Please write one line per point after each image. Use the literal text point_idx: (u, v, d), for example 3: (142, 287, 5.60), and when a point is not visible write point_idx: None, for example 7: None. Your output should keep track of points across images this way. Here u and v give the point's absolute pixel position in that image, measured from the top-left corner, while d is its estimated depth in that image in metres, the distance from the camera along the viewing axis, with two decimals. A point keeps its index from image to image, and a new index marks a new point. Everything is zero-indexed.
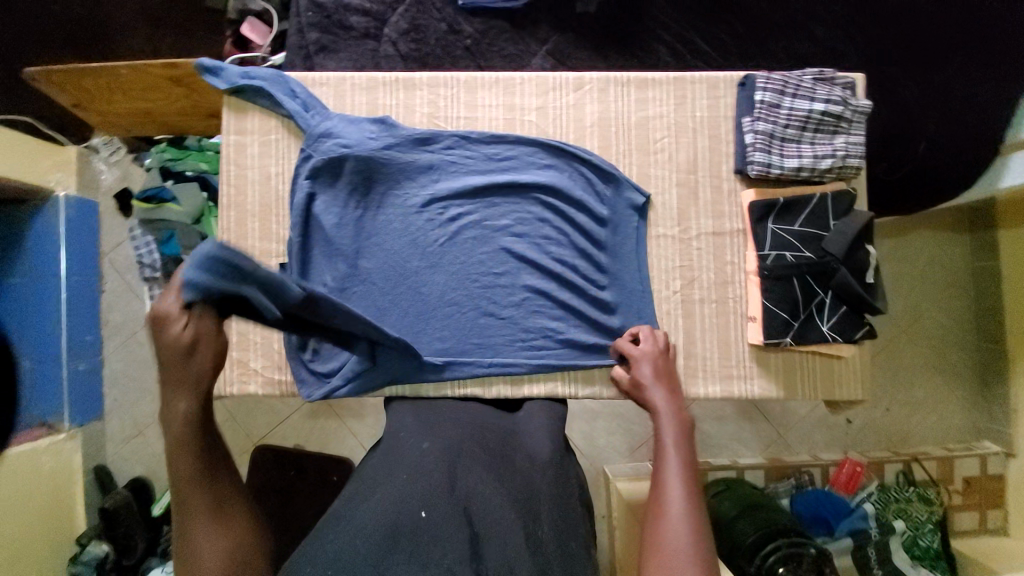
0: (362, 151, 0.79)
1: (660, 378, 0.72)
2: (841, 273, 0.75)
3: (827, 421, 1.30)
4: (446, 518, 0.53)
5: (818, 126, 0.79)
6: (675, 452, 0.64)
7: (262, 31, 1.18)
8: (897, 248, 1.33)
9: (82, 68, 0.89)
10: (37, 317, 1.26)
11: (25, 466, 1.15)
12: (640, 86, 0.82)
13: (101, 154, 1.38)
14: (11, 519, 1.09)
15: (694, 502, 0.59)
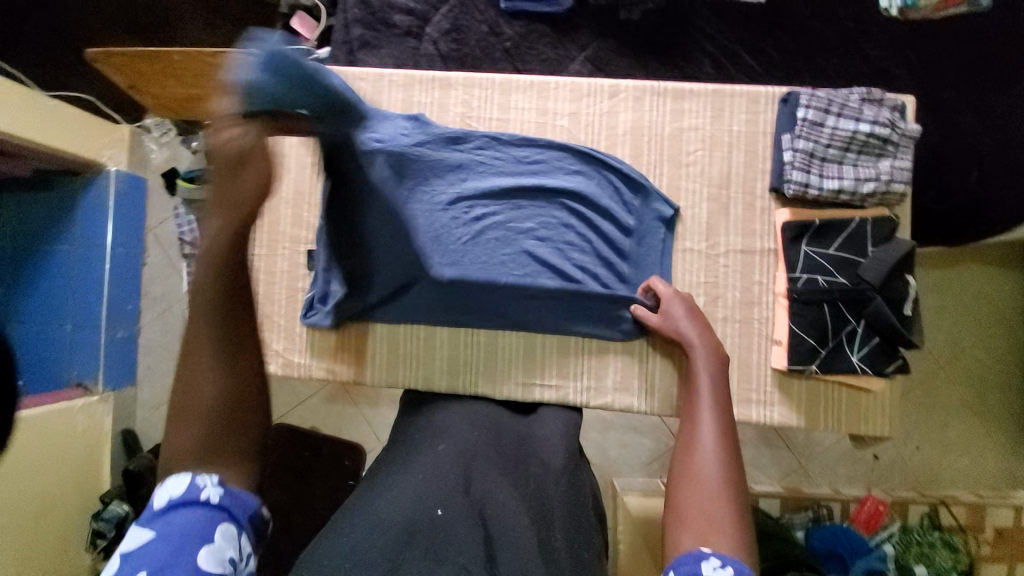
0: (394, 147, 0.79)
1: (694, 318, 0.73)
2: (876, 302, 0.72)
3: (851, 455, 1.25)
4: (463, 518, 0.54)
5: (862, 148, 0.76)
6: (709, 388, 0.68)
7: (310, 25, 1.21)
8: (941, 280, 1.26)
9: (138, 53, 0.93)
10: (84, 285, 1.35)
11: (62, 424, 1.22)
12: (676, 97, 0.81)
13: (151, 133, 1.44)
14: (45, 473, 1.16)
15: (726, 433, 0.63)
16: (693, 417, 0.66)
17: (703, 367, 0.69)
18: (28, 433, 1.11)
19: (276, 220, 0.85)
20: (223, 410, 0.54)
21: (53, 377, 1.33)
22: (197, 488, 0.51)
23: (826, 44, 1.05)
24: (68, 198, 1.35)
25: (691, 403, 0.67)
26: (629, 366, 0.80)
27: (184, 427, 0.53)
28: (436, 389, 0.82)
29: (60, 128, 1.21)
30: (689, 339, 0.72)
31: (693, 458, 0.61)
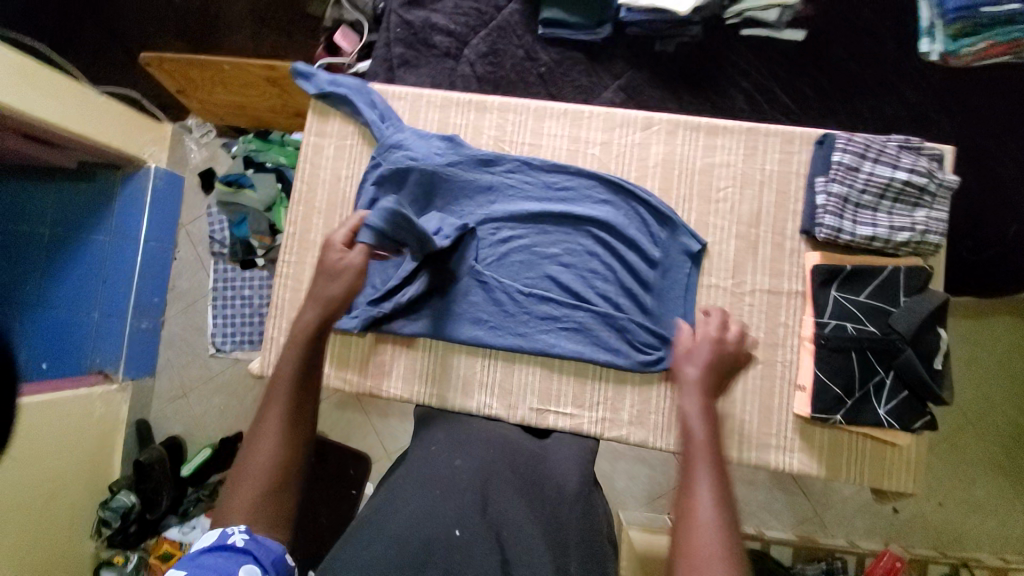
0: (428, 166, 0.82)
1: (709, 360, 0.65)
2: (906, 355, 0.70)
3: (870, 506, 1.20)
4: (479, 539, 0.54)
5: (897, 196, 0.76)
6: (706, 442, 0.59)
7: (352, 40, 1.25)
8: (972, 331, 1.22)
9: (190, 59, 0.97)
10: (115, 272, 1.37)
11: (79, 409, 1.25)
12: (710, 133, 0.81)
13: (193, 134, 1.51)
14: (57, 455, 1.18)
15: (725, 501, 0.55)
16: (689, 478, 0.57)
17: (700, 417, 0.61)
18: (41, 414, 1.13)
19: (308, 230, 0.87)
20: (274, 473, 0.59)
21: (74, 363, 1.34)
22: (225, 534, 0.54)
23: (861, 87, 1.05)
24: (107, 190, 1.38)
25: (689, 462, 0.59)
26: (647, 400, 0.78)
27: (239, 492, 0.58)
28: (449, 406, 0.82)
29: (102, 122, 1.24)
30: (691, 373, 0.65)
31: (689, 533, 0.52)
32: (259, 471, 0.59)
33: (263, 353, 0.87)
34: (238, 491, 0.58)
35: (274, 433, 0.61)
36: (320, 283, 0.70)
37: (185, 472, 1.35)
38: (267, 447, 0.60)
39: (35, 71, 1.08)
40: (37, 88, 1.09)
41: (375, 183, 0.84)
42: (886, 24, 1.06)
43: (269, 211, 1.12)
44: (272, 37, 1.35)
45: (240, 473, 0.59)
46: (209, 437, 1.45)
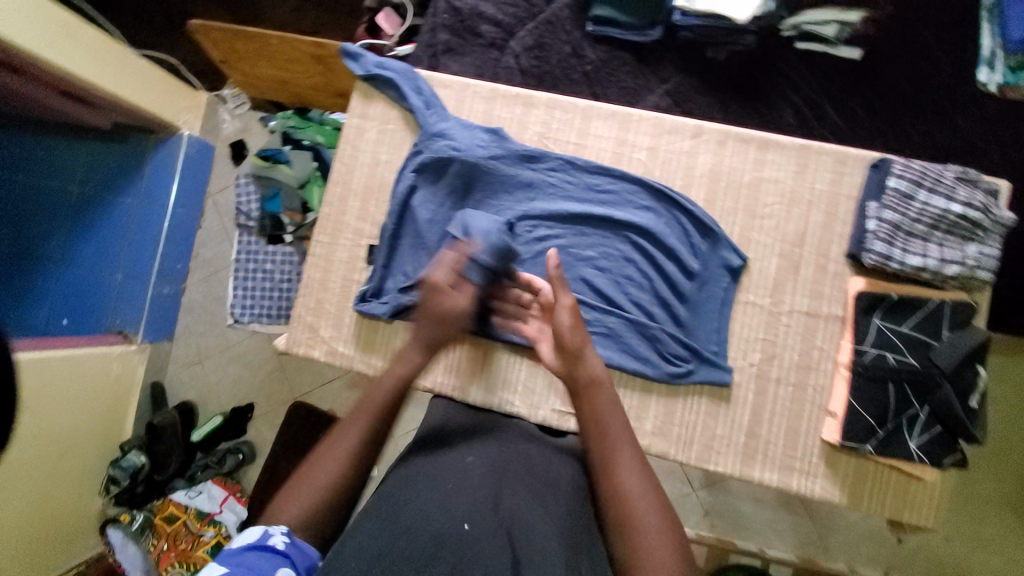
0: (470, 157, 0.81)
1: (578, 324, 0.70)
2: (944, 390, 0.68)
3: (876, 535, 1.18)
4: (490, 535, 0.51)
5: (950, 228, 0.74)
6: (614, 418, 0.65)
7: (394, 22, 1.25)
8: (1002, 368, 1.19)
9: (238, 30, 0.98)
10: (140, 236, 1.39)
11: (97, 368, 1.27)
12: (761, 147, 0.79)
13: (227, 104, 1.51)
14: (71, 411, 1.19)
15: (645, 467, 0.61)
16: (611, 458, 0.62)
17: (606, 394, 0.66)
18: (60, 369, 1.16)
19: (343, 211, 0.87)
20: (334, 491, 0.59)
21: (96, 324, 1.36)
22: (267, 535, 0.55)
23: (914, 110, 1.03)
24: (138, 154, 1.40)
25: (606, 443, 0.63)
26: (672, 412, 0.77)
27: (297, 497, 0.58)
28: (470, 400, 0.81)
29: (141, 87, 1.27)
30: (571, 344, 0.69)
31: (629, 508, 0.58)
32: (321, 485, 0.59)
33: (289, 331, 0.87)
34: (295, 497, 0.58)
35: (344, 454, 0.61)
36: (423, 321, 0.70)
37: (196, 437, 1.37)
38: (335, 463, 0.60)
39: (77, 28, 1.10)
40: (77, 45, 1.10)
41: (415, 170, 0.83)
42: (945, 49, 1.04)
43: (302, 189, 1.12)
44: (315, 12, 1.34)
45: (301, 480, 0.60)
46: (221, 406, 1.46)
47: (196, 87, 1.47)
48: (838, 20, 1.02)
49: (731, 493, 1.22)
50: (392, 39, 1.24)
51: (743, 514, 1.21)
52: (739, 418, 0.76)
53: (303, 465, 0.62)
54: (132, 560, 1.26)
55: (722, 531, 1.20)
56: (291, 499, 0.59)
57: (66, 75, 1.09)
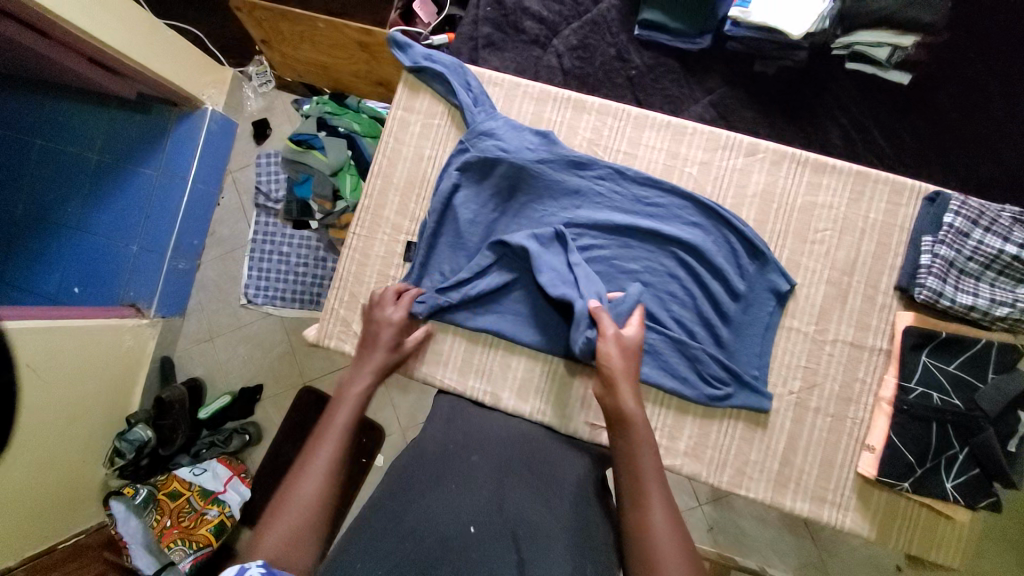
0: (518, 159, 0.79)
1: (622, 356, 0.65)
2: (987, 434, 0.67)
3: (876, 562, 1.12)
4: (493, 536, 0.52)
5: (1003, 269, 0.72)
6: (648, 454, 0.59)
7: (431, 9, 1.21)
8: None
9: (281, 11, 0.95)
10: (157, 210, 1.35)
11: (109, 341, 1.25)
12: (816, 170, 0.78)
13: (251, 82, 1.47)
14: (78, 384, 1.17)
15: (674, 508, 0.56)
16: (637, 494, 0.57)
17: (639, 431, 0.60)
18: (69, 340, 1.14)
19: (383, 204, 0.85)
20: (325, 508, 0.55)
21: (108, 293, 1.34)
22: (242, 569, 0.45)
23: (962, 139, 1.00)
24: (161, 126, 1.36)
25: (634, 477, 0.58)
26: (706, 434, 0.75)
27: (282, 518, 0.53)
28: (502, 407, 0.80)
29: (166, 58, 1.22)
30: (608, 372, 0.63)
31: (653, 550, 0.53)
32: (310, 499, 0.55)
33: (320, 322, 0.85)
34: (279, 520, 0.53)
35: (326, 464, 0.58)
36: (376, 346, 0.71)
37: (201, 416, 1.35)
38: (318, 477, 0.57)
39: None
40: (105, 9, 1.05)
41: (459, 169, 0.81)
42: (998, 79, 1.01)
43: (334, 176, 1.10)
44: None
45: (285, 501, 0.55)
46: (229, 386, 1.44)
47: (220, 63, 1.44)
48: (891, 43, 0.95)
49: (735, 510, 1.16)
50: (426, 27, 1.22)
51: (746, 533, 1.15)
52: (774, 446, 0.75)
53: (284, 484, 0.56)
54: (133, 533, 1.23)
55: (723, 548, 1.15)
56: (275, 522, 0.53)
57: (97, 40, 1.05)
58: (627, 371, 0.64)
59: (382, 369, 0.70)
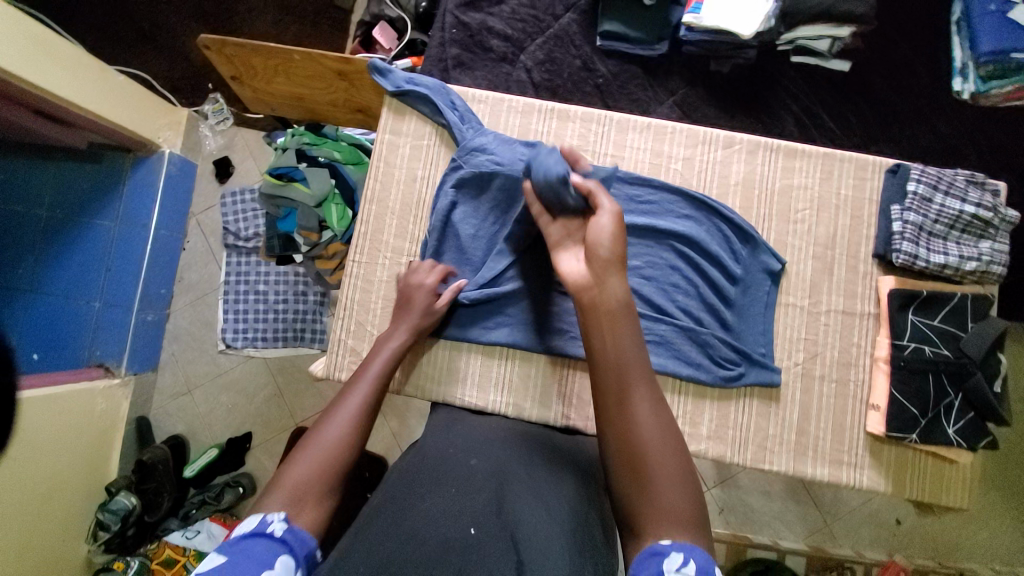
0: (512, 171, 0.81)
1: (619, 235, 0.61)
2: (977, 377, 0.74)
3: (875, 516, 1.17)
4: (494, 539, 0.49)
5: (964, 228, 0.80)
6: (633, 363, 0.57)
7: (390, 36, 1.24)
8: None
9: (254, 47, 0.98)
10: (120, 264, 1.24)
11: (77, 410, 1.14)
12: (789, 155, 0.84)
13: (208, 121, 1.39)
14: (47, 464, 1.05)
15: (663, 414, 0.55)
16: (624, 405, 0.55)
17: (628, 325, 0.58)
18: (33, 415, 1.02)
19: (380, 228, 0.85)
20: (339, 455, 0.57)
21: (72, 356, 1.22)
22: (263, 522, 0.50)
23: (902, 117, 1.10)
24: (116, 175, 1.26)
25: (621, 384, 0.56)
26: (725, 414, 0.78)
27: (303, 455, 0.56)
28: (526, 417, 0.80)
29: (118, 102, 1.15)
30: (606, 256, 0.59)
31: (643, 458, 0.52)
32: (329, 442, 0.58)
33: (328, 355, 0.83)
34: (300, 456, 0.56)
35: (349, 412, 0.61)
36: (408, 311, 0.74)
37: (188, 473, 1.24)
38: (339, 423, 0.60)
39: (41, 35, 0.96)
40: (48, 55, 0.98)
41: (454, 186, 0.83)
42: (923, 60, 1.11)
43: (319, 207, 1.09)
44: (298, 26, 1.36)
45: (309, 440, 0.58)
46: (215, 438, 1.33)
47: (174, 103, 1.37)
48: (831, 34, 1.04)
49: (741, 487, 1.18)
50: (388, 53, 1.25)
51: (753, 508, 1.17)
52: (789, 417, 0.78)
53: (313, 425, 0.60)
54: None
55: (735, 528, 1.17)
56: (297, 458, 0.56)
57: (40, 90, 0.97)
58: (623, 254, 0.60)
59: (411, 332, 0.73)
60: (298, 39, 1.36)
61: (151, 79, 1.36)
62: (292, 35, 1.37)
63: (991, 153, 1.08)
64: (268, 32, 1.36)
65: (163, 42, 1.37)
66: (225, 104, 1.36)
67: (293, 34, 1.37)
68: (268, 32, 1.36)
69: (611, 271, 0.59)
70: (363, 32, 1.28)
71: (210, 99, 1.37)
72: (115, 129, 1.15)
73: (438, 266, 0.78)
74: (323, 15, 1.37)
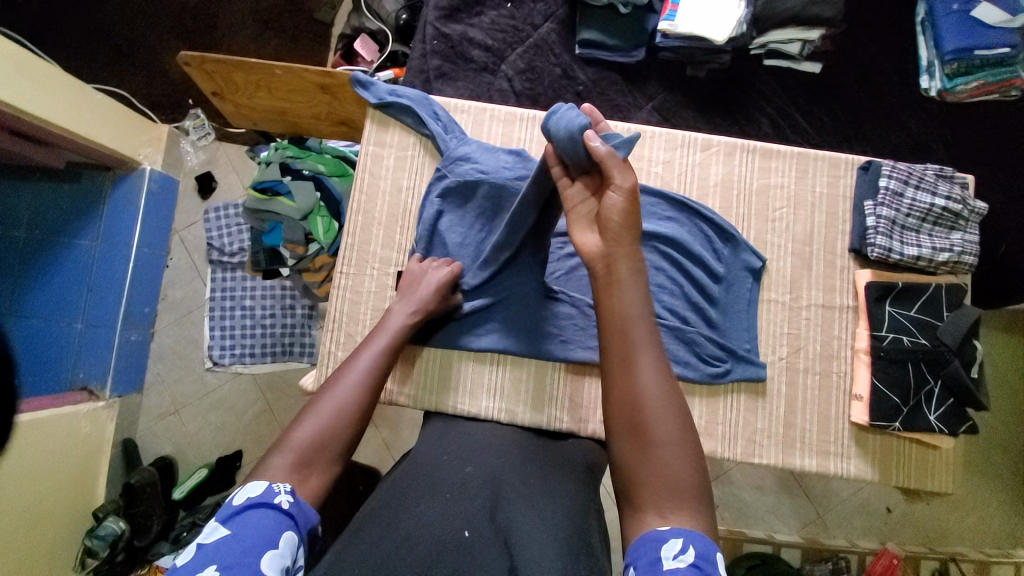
0: (497, 179, 0.82)
1: (632, 212, 0.58)
2: (954, 365, 0.76)
3: (867, 506, 1.19)
4: (489, 546, 0.49)
5: (936, 221, 0.83)
6: (638, 321, 0.56)
7: (371, 48, 1.25)
8: (1005, 344, 1.22)
9: (235, 62, 0.98)
10: (101, 281, 1.22)
11: (60, 434, 1.11)
12: (765, 156, 0.86)
13: (189, 136, 1.38)
14: (30, 492, 1.02)
15: (668, 378, 0.55)
16: (628, 366, 0.55)
17: (632, 288, 0.57)
18: (16, 441, 0.99)
19: (368, 239, 0.85)
20: (343, 421, 0.58)
21: (58, 379, 1.20)
22: (271, 492, 0.50)
23: (873, 116, 1.14)
24: (94, 193, 1.24)
25: (625, 346, 0.55)
26: (715, 411, 0.80)
27: (309, 416, 0.58)
28: (519, 422, 0.81)
29: (96, 120, 1.13)
30: (618, 230, 0.58)
31: (643, 422, 0.52)
32: (335, 405, 0.59)
33: (318, 368, 0.84)
34: (307, 417, 0.58)
35: (358, 377, 0.62)
36: (415, 293, 0.74)
37: (177, 495, 1.21)
38: (346, 389, 0.61)
39: (16, 55, 0.94)
40: (24, 74, 0.96)
41: (440, 196, 0.84)
42: (891, 61, 1.15)
43: (305, 220, 1.09)
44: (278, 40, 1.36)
45: (318, 400, 0.60)
46: (204, 457, 1.31)
47: (155, 120, 1.36)
48: (801, 38, 1.07)
49: (735, 483, 1.19)
50: (369, 65, 1.26)
51: (747, 504, 1.19)
52: (777, 411, 0.80)
53: (321, 388, 0.61)
54: None
55: (731, 524, 1.18)
56: (304, 418, 0.58)
57: (13, 110, 0.95)
58: (638, 230, 0.58)
59: (420, 312, 0.73)
60: (278, 53, 1.36)
61: (129, 95, 1.35)
62: (272, 50, 1.37)
63: (960, 147, 1.11)
64: (248, 47, 1.36)
65: (141, 60, 1.36)
66: (206, 120, 1.35)
67: (273, 48, 1.38)
68: (247, 47, 1.36)
69: (624, 245, 0.58)
70: (344, 44, 1.29)
71: (190, 115, 1.36)
72: (94, 148, 1.13)
73: (448, 263, 0.79)
74: (303, 29, 1.38)
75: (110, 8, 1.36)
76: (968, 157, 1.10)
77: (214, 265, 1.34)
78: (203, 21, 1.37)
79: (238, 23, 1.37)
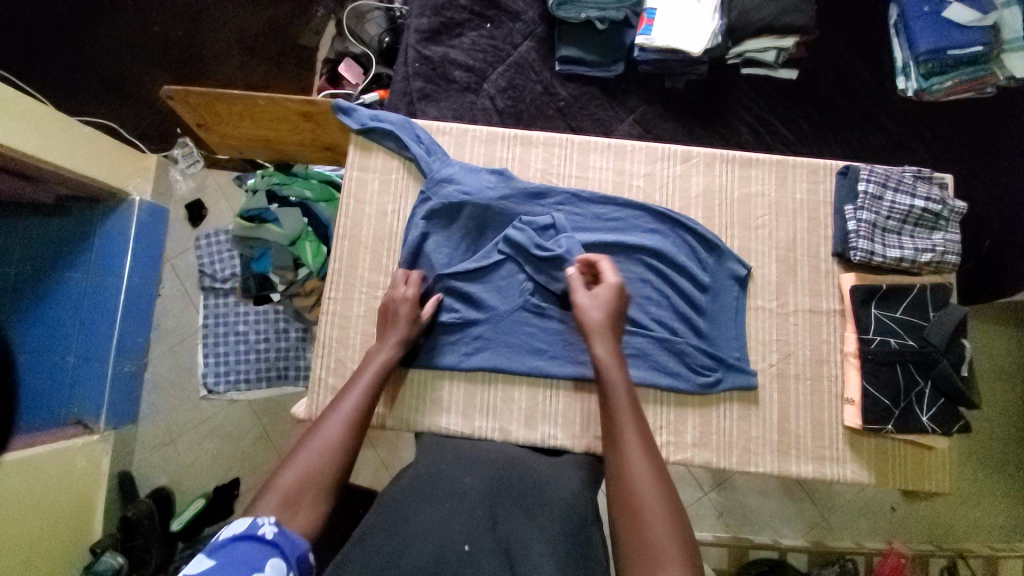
0: (481, 200, 0.84)
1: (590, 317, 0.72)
2: (942, 365, 0.77)
3: (871, 505, 1.18)
4: (490, 556, 0.50)
5: (917, 222, 0.84)
6: (623, 408, 0.64)
7: (356, 72, 1.27)
8: (998, 336, 1.23)
9: (219, 95, 0.99)
10: (93, 314, 1.22)
11: (59, 468, 1.11)
12: (744, 165, 0.87)
13: (178, 165, 1.39)
14: (28, 528, 1.01)
15: (655, 458, 0.61)
16: (616, 446, 0.62)
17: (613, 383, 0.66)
18: (12, 478, 0.98)
19: (355, 263, 0.86)
20: (335, 462, 0.61)
21: None
22: (254, 525, 0.50)
23: (852, 118, 1.15)
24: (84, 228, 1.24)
25: (611, 430, 0.64)
26: (708, 420, 0.80)
27: (297, 460, 0.60)
28: (512, 441, 0.80)
29: (86, 155, 1.14)
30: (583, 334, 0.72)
31: (632, 496, 0.58)
32: (323, 448, 0.61)
33: (309, 396, 0.83)
34: (297, 459, 0.60)
35: (342, 420, 0.64)
36: (394, 322, 0.75)
37: (176, 526, 1.19)
38: (333, 428, 0.63)
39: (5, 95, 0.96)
40: (14, 112, 0.97)
41: (425, 218, 0.84)
42: (866, 65, 1.17)
43: (293, 245, 1.09)
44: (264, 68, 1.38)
45: (305, 444, 0.62)
46: (202, 486, 1.29)
47: (143, 151, 1.36)
48: (775, 46, 1.09)
49: (738, 489, 1.18)
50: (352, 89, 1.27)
51: (751, 509, 1.18)
52: (771, 417, 0.80)
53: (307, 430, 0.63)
54: None
55: (735, 531, 1.17)
56: (293, 461, 0.60)
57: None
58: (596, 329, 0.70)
59: (401, 343, 0.74)
60: (263, 82, 1.38)
61: (117, 127, 1.36)
62: (258, 78, 1.38)
63: (940, 144, 1.12)
64: (234, 75, 1.38)
65: (128, 93, 1.37)
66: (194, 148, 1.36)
67: (258, 76, 1.39)
68: (232, 76, 1.38)
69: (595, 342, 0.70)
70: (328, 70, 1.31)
71: (178, 144, 1.37)
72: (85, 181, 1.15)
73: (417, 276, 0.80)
74: (289, 57, 1.39)
75: (96, 43, 1.38)
76: (948, 153, 1.12)
77: (206, 293, 1.34)
78: (188, 52, 1.39)
79: (224, 52, 1.39)
